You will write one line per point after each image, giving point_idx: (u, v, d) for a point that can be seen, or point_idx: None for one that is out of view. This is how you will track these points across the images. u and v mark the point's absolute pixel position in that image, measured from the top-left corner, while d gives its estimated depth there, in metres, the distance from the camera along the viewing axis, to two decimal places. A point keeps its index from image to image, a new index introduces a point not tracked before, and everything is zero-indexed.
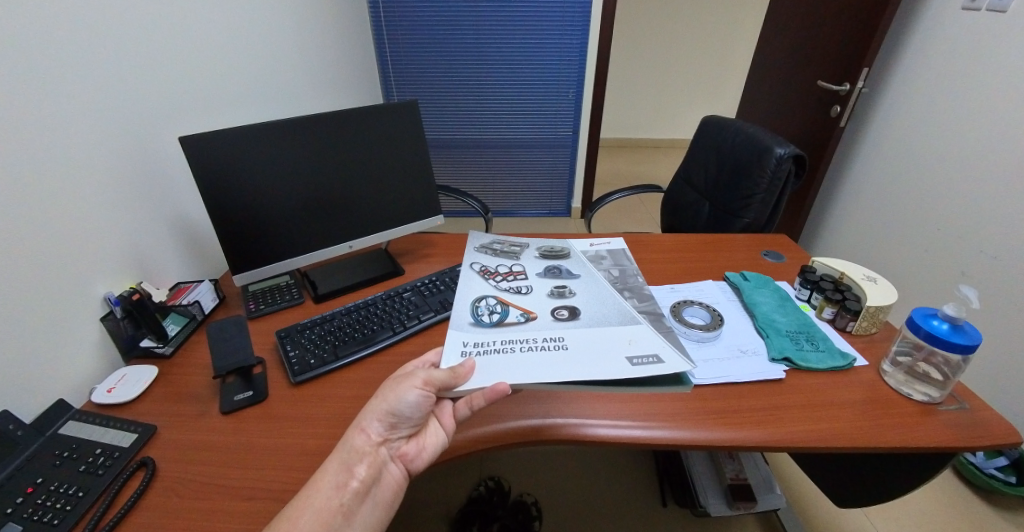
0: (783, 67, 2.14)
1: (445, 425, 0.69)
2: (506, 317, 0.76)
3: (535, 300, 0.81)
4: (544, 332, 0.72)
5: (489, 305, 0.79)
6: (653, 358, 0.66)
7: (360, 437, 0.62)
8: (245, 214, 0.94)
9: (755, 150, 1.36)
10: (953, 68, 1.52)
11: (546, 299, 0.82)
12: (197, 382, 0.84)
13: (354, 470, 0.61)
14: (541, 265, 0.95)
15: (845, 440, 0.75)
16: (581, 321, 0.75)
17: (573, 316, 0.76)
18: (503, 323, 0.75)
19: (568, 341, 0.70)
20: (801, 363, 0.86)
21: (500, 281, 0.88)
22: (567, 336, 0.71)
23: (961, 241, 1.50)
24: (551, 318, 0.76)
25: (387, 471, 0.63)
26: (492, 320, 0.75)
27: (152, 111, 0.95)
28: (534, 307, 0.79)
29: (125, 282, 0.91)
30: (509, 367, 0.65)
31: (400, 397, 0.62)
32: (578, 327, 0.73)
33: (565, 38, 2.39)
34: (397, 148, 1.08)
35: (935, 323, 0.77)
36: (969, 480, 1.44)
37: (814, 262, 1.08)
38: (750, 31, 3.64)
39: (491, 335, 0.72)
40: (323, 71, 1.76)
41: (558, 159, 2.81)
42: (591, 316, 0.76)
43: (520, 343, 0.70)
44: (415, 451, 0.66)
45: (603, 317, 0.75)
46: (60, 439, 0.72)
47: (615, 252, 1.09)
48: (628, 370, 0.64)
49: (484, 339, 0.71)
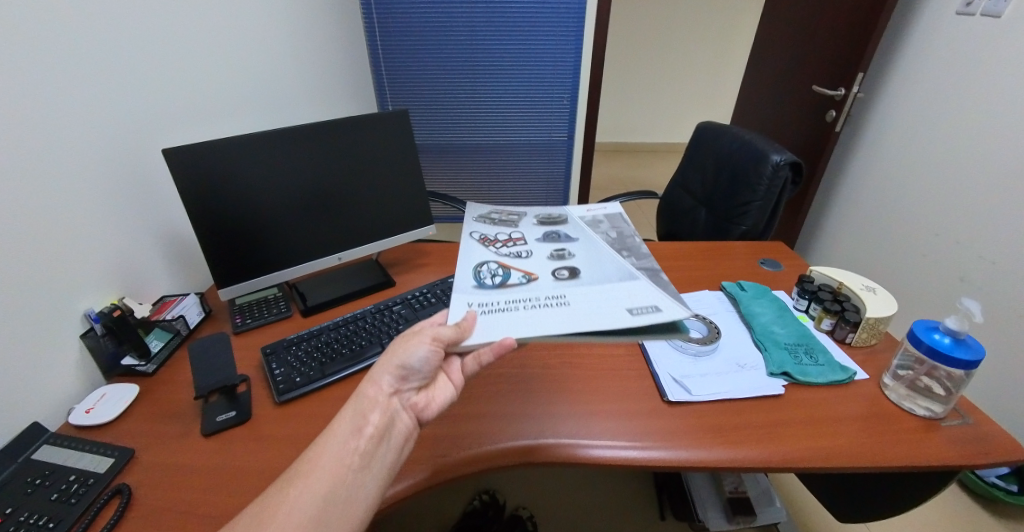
0: (778, 71, 2.13)
1: (454, 381, 0.66)
2: (508, 279, 0.74)
3: (530, 263, 0.78)
4: (541, 291, 0.70)
5: (486, 269, 0.76)
6: (653, 308, 0.64)
7: (371, 387, 0.59)
8: (232, 227, 0.91)
9: (753, 157, 1.34)
10: (948, 72, 1.51)
11: (545, 261, 0.79)
12: (179, 401, 0.82)
13: (367, 417, 0.57)
14: (541, 232, 0.92)
15: (848, 460, 0.72)
16: (580, 279, 0.72)
17: (572, 274, 0.73)
18: (504, 285, 0.72)
19: (566, 297, 0.68)
20: (801, 377, 0.84)
21: (500, 247, 0.85)
22: (566, 292, 0.69)
23: (959, 248, 1.49)
24: (547, 277, 0.74)
25: (398, 422, 0.60)
26: (489, 283, 0.73)
27: (139, 122, 0.93)
28: (530, 269, 0.76)
29: (106, 297, 0.88)
30: (512, 322, 0.63)
31: (421, 342, 0.61)
32: (577, 284, 0.71)
33: (560, 41, 2.37)
34: (389, 155, 1.06)
35: (937, 336, 0.75)
36: (970, 489, 1.42)
37: (812, 271, 1.06)
38: (744, 34, 3.64)
39: (492, 296, 0.70)
40: (315, 78, 1.74)
41: (554, 162, 2.78)
42: (591, 275, 0.73)
43: (516, 302, 0.68)
44: (424, 404, 0.63)
45: (603, 275, 0.73)
46: (32, 465, 0.69)
47: (612, 216, 0.98)
48: (627, 320, 0.62)
49: (485, 299, 0.69)
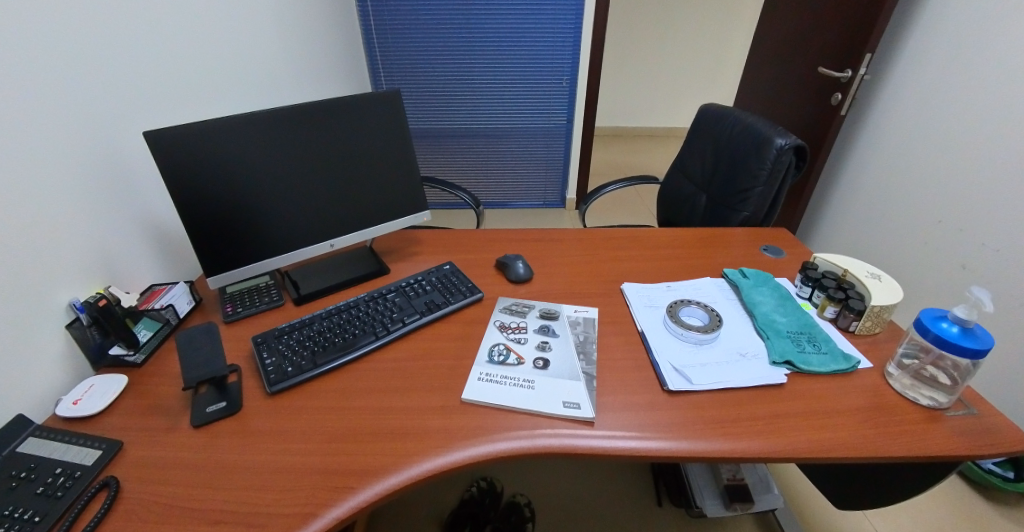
0: (782, 54, 2.08)
1: None
2: (498, 351, 0.86)
3: (527, 341, 0.89)
4: (522, 372, 0.82)
5: (493, 346, 0.88)
6: (574, 404, 0.77)
7: None
8: (220, 214, 0.89)
9: (755, 141, 1.31)
10: (958, 53, 1.47)
11: (537, 341, 0.89)
12: (168, 393, 0.80)
13: None
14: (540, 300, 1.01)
15: (850, 451, 0.71)
16: (550, 368, 0.83)
17: (545, 362, 0.84)
18: (494, 357, 0.86)
19: (534, 384, 0.80)
20: (803, 367, 0.83)
21: (504, 314, 0.96)
22: (537, 377, 0.81)
23: (963, 235, 1.47)
24: (532, 360, 0.85)
25: None
26: (493, 359, 0.85)
27: (119, 104, 0.90)
28: (522, 348, 0.87)
29: (91, 287, 0.86)
30: (482, 392, 0.79)
31: None
32: (547, 373, 0.82)
33: (559, 23, 2.31)
34: (381, 140, 1.03)
35: (945, 326, 0.73)
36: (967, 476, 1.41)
37: (815, 258, 1.04)
38: (747, 15, 3.56)
39: (486, 367, 0.84)
40: (304, 61, 1.69)
41: (552, 147, 2.74)
42: (554, 361, 0.84)
43: (502, 379, 0.81)
44: None
45: (563, 363, 0.84)
46: (17, 458, 0.67)
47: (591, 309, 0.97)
48: (553, 411, 0.75)
49: (482, 370, 0.83)
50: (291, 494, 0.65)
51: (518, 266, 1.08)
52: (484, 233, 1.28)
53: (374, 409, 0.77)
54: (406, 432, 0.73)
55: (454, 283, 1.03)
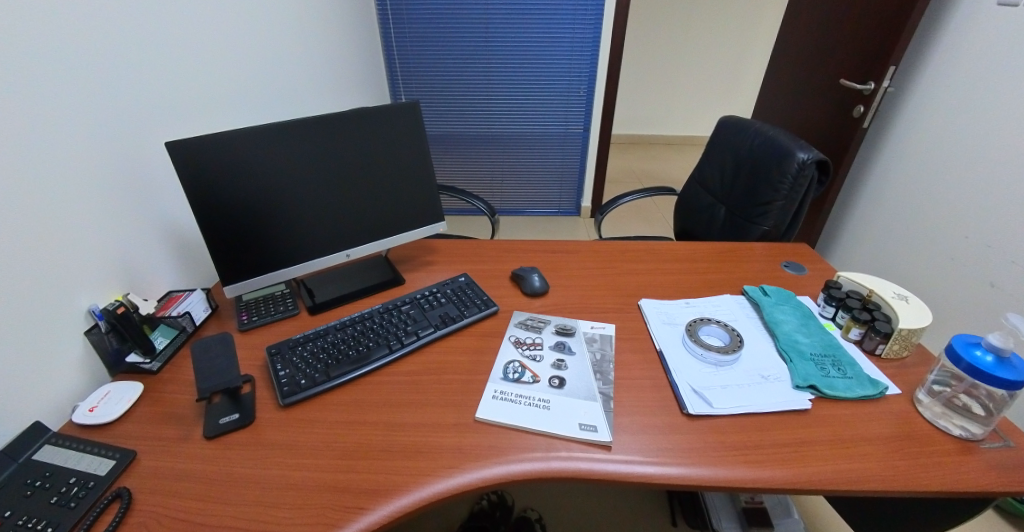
0: (804, 63, 2.04)
1: None
2: (513, 372, 0.84)
3: (542, 358, 0.87)
4: (538, 391, 0.81)
5: (508, 363, 0.87)
6: (590, 427, 0.75)
7: None
8: (234, 224, 0.89)
9: (777, 154, 1.28)
10: (989, 67, 1.42)
11: (552, 358, 0.87)
12: (183, 402, 0.80)
13: None
14: (555, 317, 0.98)
15: (878, 483, 0.68)
16: (566, 387, 0.81)
17: (561, 381, 0.82)
18: (510, 378, 0.83)
19: (549, 403, 0.78)
20: (828, 391, 0.80)
21: (519, 332, 0.94)
22: (552, 397, 0.80)
23: (994, 255, 1.42)
24: (547, 378, 0.83)
25: None
26: (508, 376, 0.84)
27: (139, 112, 0.91)
28: (538, 366, 0.86)
29: (111, 294, 0.87)
30: (497, 412, 0.77)
31: None
32: (563, 392, 0.80)
33: (578, 31, 2.30)
34: (397, 151, 1.03)
35: (979, 354, 0.70)
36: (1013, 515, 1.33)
37: (840, 276, 1.01)
38: (767, 26, 3.54)
39: (503, 387, 0.82)
40: (323, 70, 1.70)
41: (568, 155, 2.72)
42: (570, 383, 0.82)
43: (516, 397, 0.80)
44: None
45: (579, 385, 0.82)
46: (32, 466, 0.68)
47: (608, 329, 0.95)
48: (569, 433, 0.74)
49: (498, 390, 0.81)
50: (301, 511, 0.64)
51: (534, 279, 1.07)
52: (499, 243, 1.27)
53: (387, 425, 0.76)
54: (418, 450, 0.72)
55: (470, 295, 1.02)
